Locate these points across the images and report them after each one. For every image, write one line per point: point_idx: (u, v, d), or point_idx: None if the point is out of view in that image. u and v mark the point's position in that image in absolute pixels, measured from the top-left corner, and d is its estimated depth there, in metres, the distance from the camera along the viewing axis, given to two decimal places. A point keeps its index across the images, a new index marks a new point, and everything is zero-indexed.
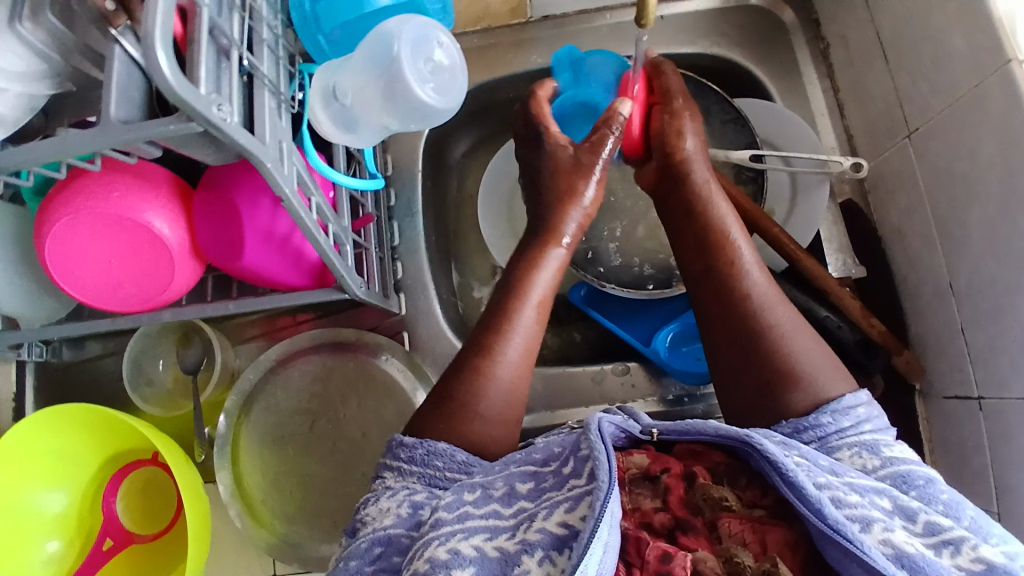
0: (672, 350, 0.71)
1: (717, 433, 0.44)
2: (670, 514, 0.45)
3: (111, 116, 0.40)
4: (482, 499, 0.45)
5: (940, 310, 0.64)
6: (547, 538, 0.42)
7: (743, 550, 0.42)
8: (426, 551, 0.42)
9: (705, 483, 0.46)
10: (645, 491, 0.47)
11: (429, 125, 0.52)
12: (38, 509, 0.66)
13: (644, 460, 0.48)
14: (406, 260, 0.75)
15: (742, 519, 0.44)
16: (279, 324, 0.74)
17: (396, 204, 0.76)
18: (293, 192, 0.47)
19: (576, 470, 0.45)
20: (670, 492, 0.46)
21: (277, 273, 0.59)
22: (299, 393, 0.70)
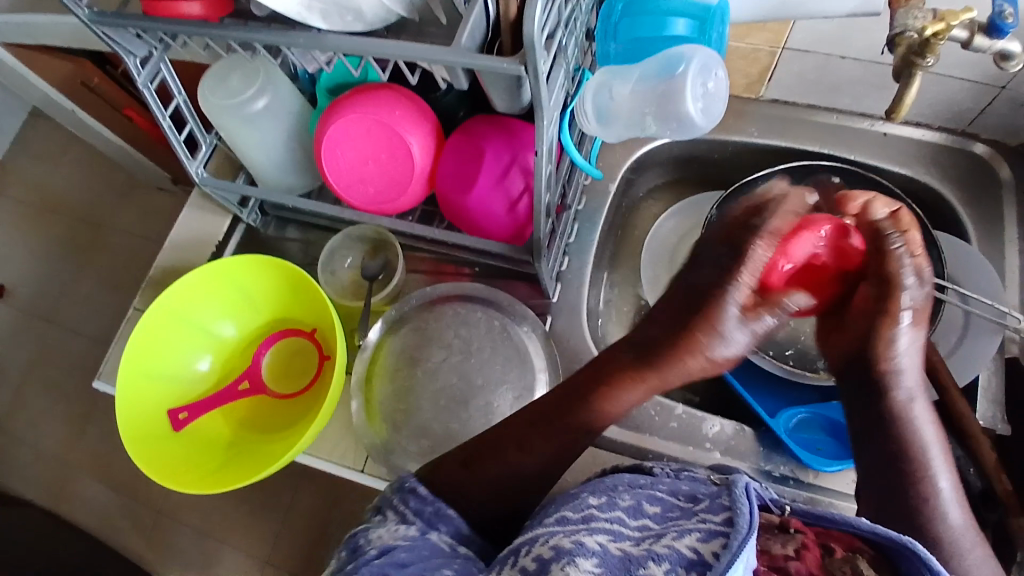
0: (794, 432, 0.73)
1: (871, 530, 0.46)
2: (804, 568, 0.48)
3: (461, 44, 0.50)
4: (631, 510, 0.53)
5: None
6: (677, 556, 0.46)
7: None
8: (550, 541, 0.50)
9: (841, 557, 0.48)
10: (777, 538, 0.50)
11: (677, 136, 0.61)
12: (210, 330, 0.78)
13: (773, 519, 0.51)
14: (574, 257, 0.82)
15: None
16: (443, 269, 0.85)
17: (584, 209, 0.84)
18: (546, 151, 0.55)
19: (709, 507, 0.50)
20: (805, 551, 0.49)
21: (485, 220, 0.68)
22: (447, 331, 0.78)
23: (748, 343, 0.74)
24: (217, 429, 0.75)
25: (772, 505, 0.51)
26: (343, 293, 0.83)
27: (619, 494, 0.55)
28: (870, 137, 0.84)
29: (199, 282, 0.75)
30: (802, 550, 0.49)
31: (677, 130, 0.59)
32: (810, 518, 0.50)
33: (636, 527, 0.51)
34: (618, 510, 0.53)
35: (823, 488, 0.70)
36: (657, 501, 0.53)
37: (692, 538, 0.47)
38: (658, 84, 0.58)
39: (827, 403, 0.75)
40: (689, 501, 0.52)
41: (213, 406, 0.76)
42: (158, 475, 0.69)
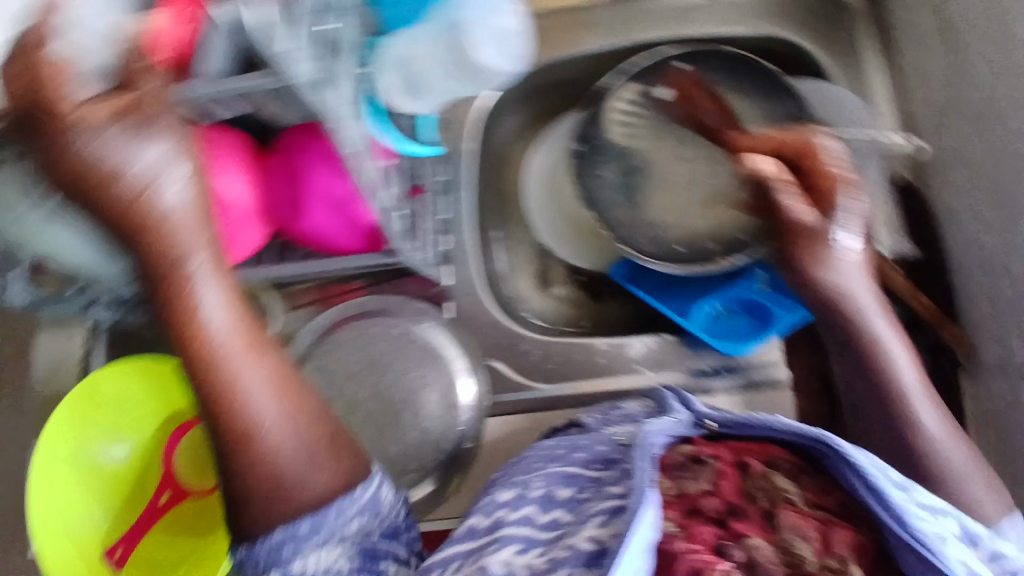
0: (712, 324, 0.72)
1: (788, 429, 0.43)
2: (722, 500, 0.41)
3: (209, 71, 0.48)
4: (544, 502, 0.47)
5: (987, 285, 0.64)
6: (577, 554, 0.42)
7: (805, 543, 0.38)
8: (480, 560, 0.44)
9: (761, 473, 0.42)
10: (688, 475, 0.43)
11: (484, 86, 0.57)
12: (101, 458, 0.71)
13: (690, 449, 0.45)
14: (452, 233, 0.78)
15: (802, 513, 0.40)
16: (329, 292, 0.76)
17: (447, 179, 0.78)
18: (359, 154, 0.49)
19: (616, 477, 0.47)
20: (723, 479, 0.42)
21: (334, 237, 0.63)
22: (349, 355, 0.73)
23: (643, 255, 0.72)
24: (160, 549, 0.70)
25: (692, 432, 0.47)
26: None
27: (528, 484, 0.50)
28: (704, 5, 0.79)
29: (71, 414, 0.69)
30: (720, 480, 0.42)
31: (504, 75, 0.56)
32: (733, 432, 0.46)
33: (545, 525, 0.45)
34: (527, 508, 0.47)
35: (754, 369, 0.72)
36: (569, 480, 0.49)
37: (593, 527, 0.43)
38: (449, 36, 0.51)
39: (735, 281, 0.72)
40: (602, 466, 0.49)
41: (144, 529, 0.71)
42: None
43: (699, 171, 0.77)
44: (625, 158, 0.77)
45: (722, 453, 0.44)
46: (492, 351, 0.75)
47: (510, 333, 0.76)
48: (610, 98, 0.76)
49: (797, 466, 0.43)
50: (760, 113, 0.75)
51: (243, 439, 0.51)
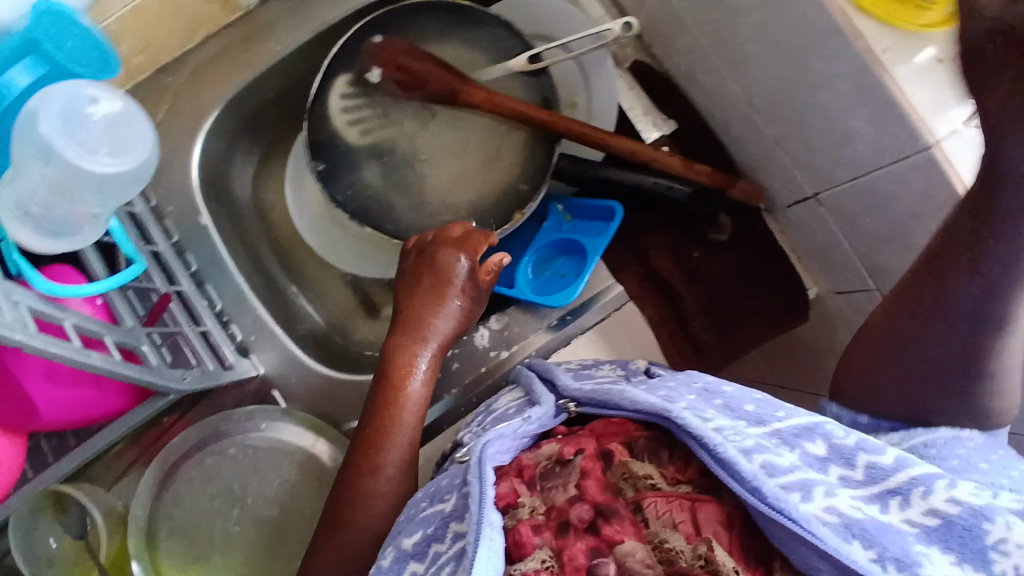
0: (539, 278, 0.70)
1: (635, 406, 0.43)
2: (589, 504, 0.41)
3: None
4: (400, 562, 0.43)
5: (751, 130, 0.65)
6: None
7: (674, 533, 0.38)
8: None
9: (621, 461, 0.43)
10: (557, 483, 0.42)
11: (139, 184, 0.50)
12: None
13: (555, 449, 0.44)
14: (240, 317, 0.67)
15: (667, 497, 0.40)
16: (149, 438, 0.68)
17: (201, 265, 0.67)
18: (30, 333, 0.41)
19: (457, 509, 0.43)
20: (586, 480, 0.42)
21: (92, 408, 0.56)
22: (198, 501, 0.63)
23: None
24: None
25: (558, 418, 0.49)
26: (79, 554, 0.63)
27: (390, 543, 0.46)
28: None
29: None
30: (583, 481, 0.42)
31: (150, 163, 0.49)
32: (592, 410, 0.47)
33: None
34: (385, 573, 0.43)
35: (598, 297, 0.68)
36: (421, 523, 0.44)
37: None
38: (49, 163, 0.45)
39: (540, 231, 0.71)
40: (446, 497, 0.44)
41: None
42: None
43: (455, 134, 0.72)
44: (376, 152, 0.71)
45: (585, 448, 0.44)
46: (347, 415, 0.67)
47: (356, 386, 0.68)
48: (331, 107, 0.69)
49: (655, 439, 0.44)
50: (483, 52, 0.70)
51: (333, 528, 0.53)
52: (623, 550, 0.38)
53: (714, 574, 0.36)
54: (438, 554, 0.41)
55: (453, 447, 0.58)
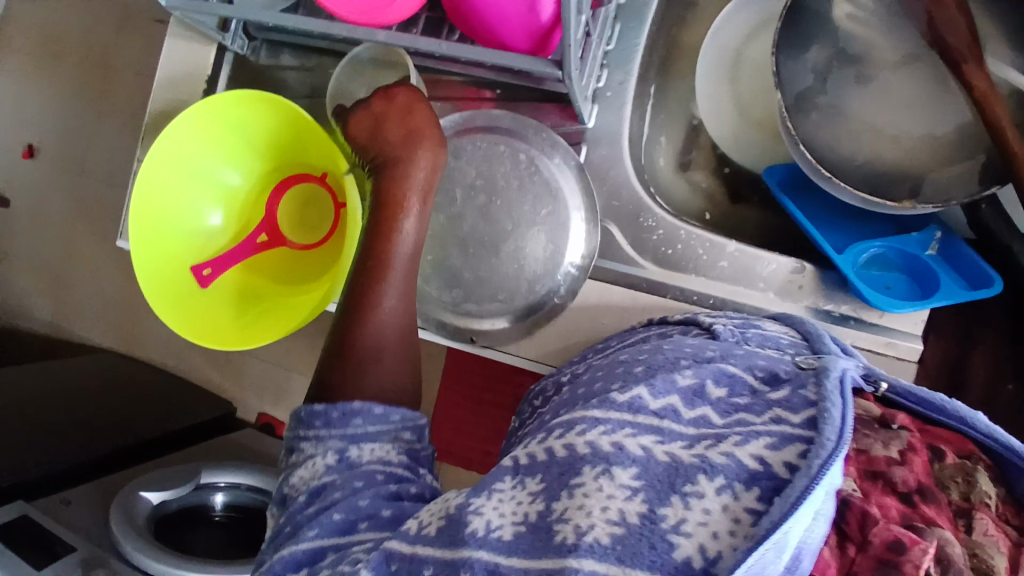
0: (863, 270, 0.64)
1: (988, 431, 0.41)
2: (914, 476, 0.39)
3: None
4: (688, 400, 0.42)
5: None
6: (736, 467, 0.37)
7: (998, 555, 0.36)
8: (579, 433, 0.41)
9: (954, 465, 0.40)
10: (877, 436, 0.40)
11: None
12: (213, 180, 0.71)
13: (875, 410, 0.43)
14: (614, 71, 0.69)
15: (998, 524, 0.38)
16: (461, 94, 0.73)
17: (626, 5, 0.68)
18: None
19: (786, 400, 0.41)
20: (913, 455, 0.40)
21: (501, 28, 0.56)
22: (466, 169, 0.70)
23: (821, 169, 0.64)
24: (251, 283, 0.72)
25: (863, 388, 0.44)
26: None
27: (677, 368, 0.44)
28: None
29: (178, 130, 0.66)
30: (909, 453, 0.40)
31: None
32: (908, 402, 0.44)
33: (691, 422, 0.41)
34: (673, 396, 0.42)
35: (889, 330, 0.64)
36: (723, 377, 0.44)
37: (757, 446, 0.38)
38: None
39: (904, 235, 0.64)
40: (768, 381, 0.43)
41: (237, 261, 0.72)
42: (203, 340, 0.67)
43: (918, 95, 0.68)
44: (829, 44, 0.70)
45: (913, 428, 0.42)
46: (610, 214, 0.70)
47: (637, 201, 0.69)
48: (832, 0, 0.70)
49: (993, 476, 0.41)
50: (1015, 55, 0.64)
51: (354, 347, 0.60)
52: (947, 536, 0.36)
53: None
54: (748, 420, 0.41)
55: (688, 321, 0.59)
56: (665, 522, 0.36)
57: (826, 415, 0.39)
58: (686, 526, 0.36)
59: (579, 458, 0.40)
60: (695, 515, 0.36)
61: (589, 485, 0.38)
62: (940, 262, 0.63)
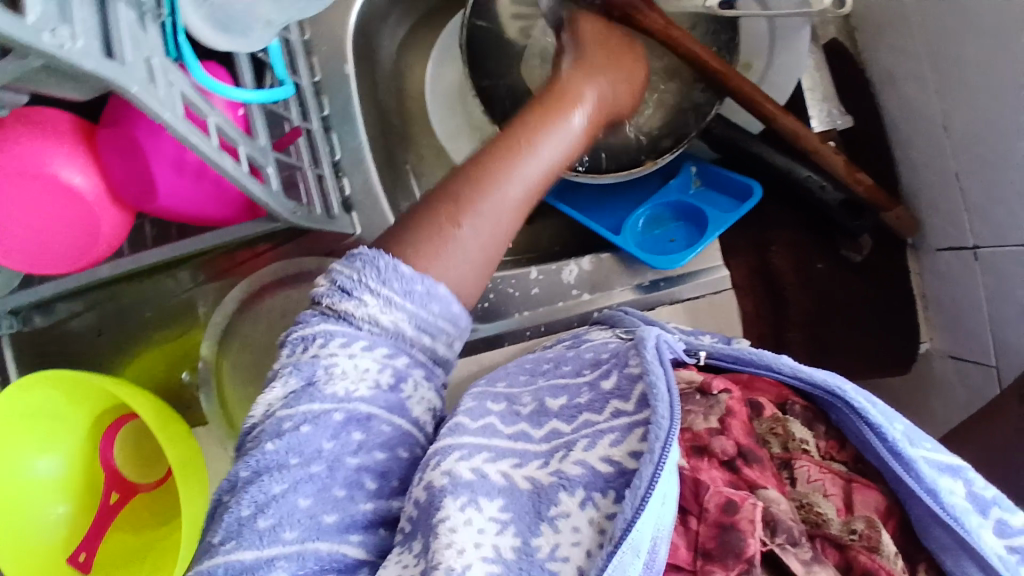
0: (645, 235, 0.68)
1: (795, 373, 0.45)
2: (733, 442, 0.46)
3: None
4: (536, 420, 0.49)
5: (934, 157, 0.61)
6: (589, 476, 0.43)
7: (824, 501, 0.44)
8: (441, 464, 0.44)
9: (770, 416, 0.48)
10: (697, 412, 0.48)
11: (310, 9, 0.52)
12: (35, 471, 0.67)
13: (697, 379, 0.50)
14: (352, 174, 0.69)
15: (821, 466, 0.46)
16: (238, 259, 0.73)
17: (332, 113, 0.68)
18: (180, 117, 0.42)
19: (618, 389, 0.48)
20: (733, 421, 0.48)
21: (204, 209, 0.55)
22: (272, 329, 0.70)
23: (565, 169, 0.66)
24: (129, 545, 0.69)
25: (686, 360, 0.50)
26: (168, 329, 0.75)
27: (518, 401, 0.51)
28: None
29: None
30: (728, 419, 0.47)
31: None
32: (726, 362, 0.48)
33: (542, 439, 0.47)
34: (520, 425, 0.48)
35: (696, 274, 0.67)
36: (562, 391, 0.50)
37: (604, 445, 0.44)
38: None
39: (665, 187, 0.68)
40: (601, 376, 0.50)
41: (100, 533, 0.68)
42: None
43: None
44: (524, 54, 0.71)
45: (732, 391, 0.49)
46: None
47: None
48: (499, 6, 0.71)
49: (811, 411, 0.48)
50: None
51: (442, 231, 0.52)
52: (771, 494, 0.43)
53: (867, 545, 0.42)
54: (591, 419, 0.47)
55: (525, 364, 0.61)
56: (541, 552, 0.41)
57: (653, 389, 0.44)
58: (560, 551, 0.41)
59: (437, 491, 0.43)
60: (566, 536, 0.41)
61: (453, 519, 0.41)
62: (706, 195, 0.68)
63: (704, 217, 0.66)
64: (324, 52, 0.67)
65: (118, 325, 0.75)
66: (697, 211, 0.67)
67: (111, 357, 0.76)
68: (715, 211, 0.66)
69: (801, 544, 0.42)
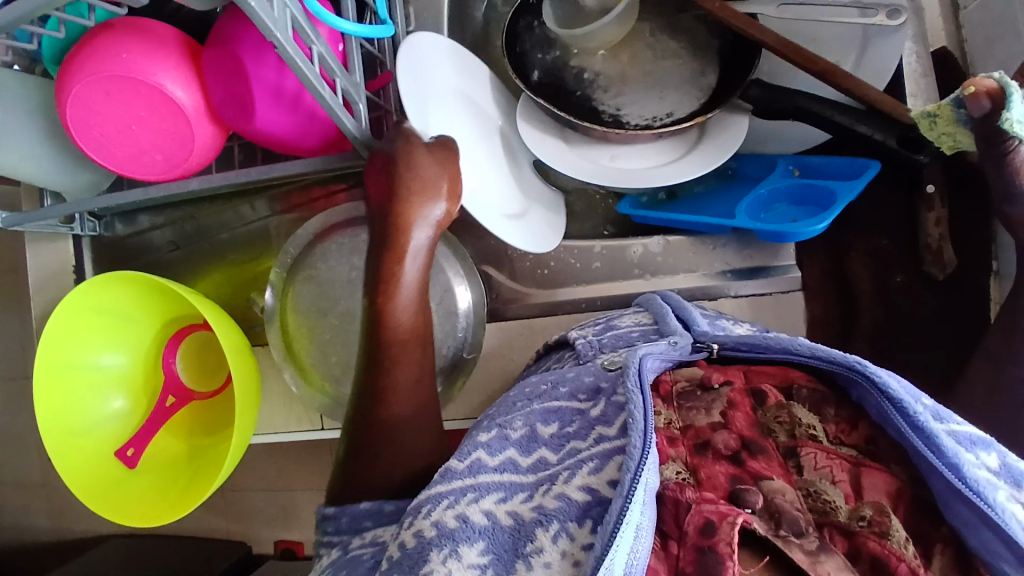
0: (764, 217, 0.66)
1: (812, 352, 0.44)
2: (736, 435, 0.45)
3: None
4: (525, 447, 0.46)
5: None
6: (567, 508, 0.40)
7: (834, 488, 0.42)
8: (433, 511, 0.43)
9: (774, 404, 0.47)
10: (698, 406, 0.47)
11: None
12: (102, 365, 0.71)
13: (698, 373, 0.50)
14: None
15: (828, 452, 0.44)
16: (314, 195, 0.75)
17: None
18: (287, 39, 0.42)
19: (604, 416, 0.46)
20: (736, 412, 0.47)
21: (290, 136, 0.56)
22: (337, 266, 0.72)
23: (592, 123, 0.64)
24: (177, 448, 0.73)
25: (696, 356, 0.50)
26: (240, 254, 0.78)
27: (509, 424, 0.48)
28: None
29: (59, 332, 0.66)
30: (730, 411, 0.47)
31: None
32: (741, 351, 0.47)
33: (528, 469, 0.44)
34: (508, 450, 0.46)
35: (765, 269, 0.67)
36: (552, 416, 0.48)
37: (583, 475, 0.42)
38: None
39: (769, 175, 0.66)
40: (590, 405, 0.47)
41: (154, 431, 0.72)
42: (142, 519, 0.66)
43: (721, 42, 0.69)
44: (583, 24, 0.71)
45: (733, 381, 0.49)
46: (484, 258, 0.72)
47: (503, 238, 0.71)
48: None
49: (819, 394, 0.46)
50: None
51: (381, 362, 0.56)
52: (774, 485, 0.42)
53: (878, 531, 0.40)
54: (577, 448, 0.45)
55: (563, 342, 0.62)
56: None
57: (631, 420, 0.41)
58: None
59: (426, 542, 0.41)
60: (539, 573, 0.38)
61: (435, 572, 0.39)
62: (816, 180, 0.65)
63: (831, 194, 0.63)
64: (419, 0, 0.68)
65: (192, 245, 0.78)
66: (824, 191, 0.63)
67: (182, 273, 0.79)
68: (843, 188, 0.62)
69: (807, 536, 0.40)
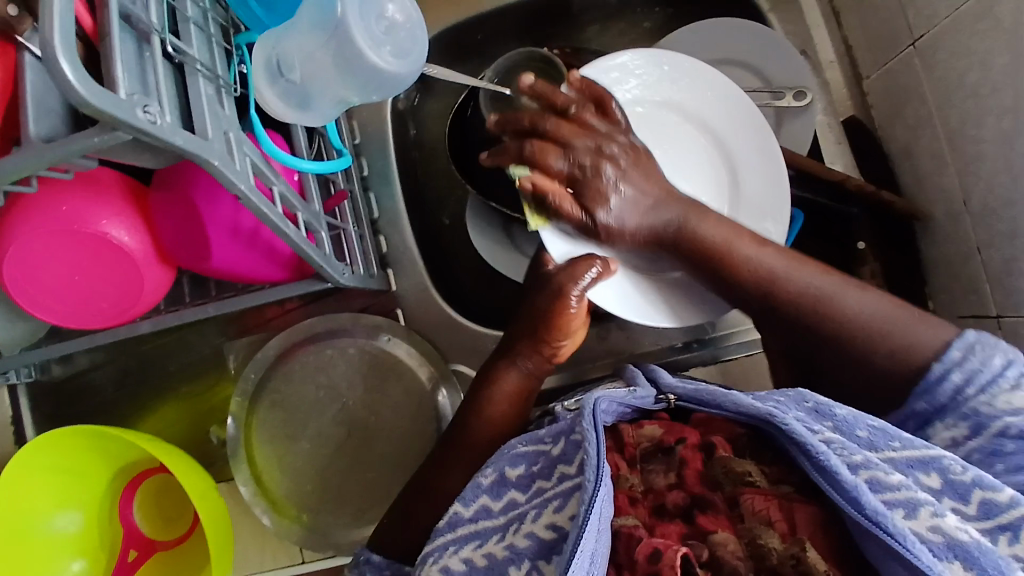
0: None
1: (738, 409, 0.43)
2: (686, 492, 0.45)
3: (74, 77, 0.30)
4: (498, 490, 0.48)
5: (953, 228, 0.62)
6: (534, 546, 0.42)
7: (770, 531, 0.42)
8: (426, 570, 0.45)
9: (725, 456, 0.46)
10: (659, 467, 0.47)
11: (389, 95, 0.51)
12: (55, 529, 0.64)
13: (657, 433, 0.49)
14: (389, 233, 0.70)
15: (765, 495, 0.43)
16: (269, 313, 0.73)
17: (371, 173, 0.70)
18: (251, 188, 0.42)
19: (563, 454, 0.46)
20: (688, 469, 0.46)
21: (247, 267, 0.55)
22: (303, 387, 0.69)
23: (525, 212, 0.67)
24: None
25: (657, 406, 0.49)
26: (195, 382, 0.74)
27: (480, 469, 0.49)
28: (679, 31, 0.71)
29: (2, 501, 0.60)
30: (683, 470, 0.46)
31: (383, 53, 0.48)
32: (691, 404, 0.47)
33: (501, 513, 0.46)
34: (481, 497, 0.47)
35: (725, 336, 0.70)
36: (519, 458, 0.49)
37: (548, 514, 0.43)
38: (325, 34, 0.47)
39: None
40: (552, 444, 0.48)
41: None
42: None
43: None
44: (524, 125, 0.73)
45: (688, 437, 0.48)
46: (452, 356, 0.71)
47: (469, 334, 0.71)
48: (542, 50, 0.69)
49: (761, 441, 0.46)
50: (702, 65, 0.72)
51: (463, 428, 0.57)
52: (718, 537, 0.41)
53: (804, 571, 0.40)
54: (543, 488, 0.46)
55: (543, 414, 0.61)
56: None
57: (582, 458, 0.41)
58: None
59: None
60: None
61: None
62: None
63: None
64: (361, 114, 0.69)
65: (141, 378, 0.74)
66: None
67: (132, 410, 0.74)
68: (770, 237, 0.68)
69: None
